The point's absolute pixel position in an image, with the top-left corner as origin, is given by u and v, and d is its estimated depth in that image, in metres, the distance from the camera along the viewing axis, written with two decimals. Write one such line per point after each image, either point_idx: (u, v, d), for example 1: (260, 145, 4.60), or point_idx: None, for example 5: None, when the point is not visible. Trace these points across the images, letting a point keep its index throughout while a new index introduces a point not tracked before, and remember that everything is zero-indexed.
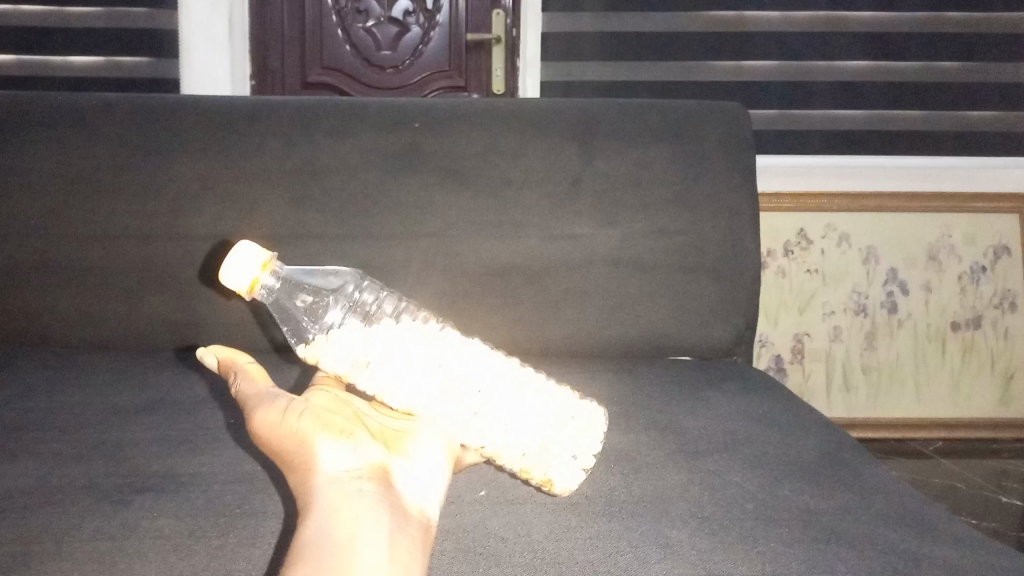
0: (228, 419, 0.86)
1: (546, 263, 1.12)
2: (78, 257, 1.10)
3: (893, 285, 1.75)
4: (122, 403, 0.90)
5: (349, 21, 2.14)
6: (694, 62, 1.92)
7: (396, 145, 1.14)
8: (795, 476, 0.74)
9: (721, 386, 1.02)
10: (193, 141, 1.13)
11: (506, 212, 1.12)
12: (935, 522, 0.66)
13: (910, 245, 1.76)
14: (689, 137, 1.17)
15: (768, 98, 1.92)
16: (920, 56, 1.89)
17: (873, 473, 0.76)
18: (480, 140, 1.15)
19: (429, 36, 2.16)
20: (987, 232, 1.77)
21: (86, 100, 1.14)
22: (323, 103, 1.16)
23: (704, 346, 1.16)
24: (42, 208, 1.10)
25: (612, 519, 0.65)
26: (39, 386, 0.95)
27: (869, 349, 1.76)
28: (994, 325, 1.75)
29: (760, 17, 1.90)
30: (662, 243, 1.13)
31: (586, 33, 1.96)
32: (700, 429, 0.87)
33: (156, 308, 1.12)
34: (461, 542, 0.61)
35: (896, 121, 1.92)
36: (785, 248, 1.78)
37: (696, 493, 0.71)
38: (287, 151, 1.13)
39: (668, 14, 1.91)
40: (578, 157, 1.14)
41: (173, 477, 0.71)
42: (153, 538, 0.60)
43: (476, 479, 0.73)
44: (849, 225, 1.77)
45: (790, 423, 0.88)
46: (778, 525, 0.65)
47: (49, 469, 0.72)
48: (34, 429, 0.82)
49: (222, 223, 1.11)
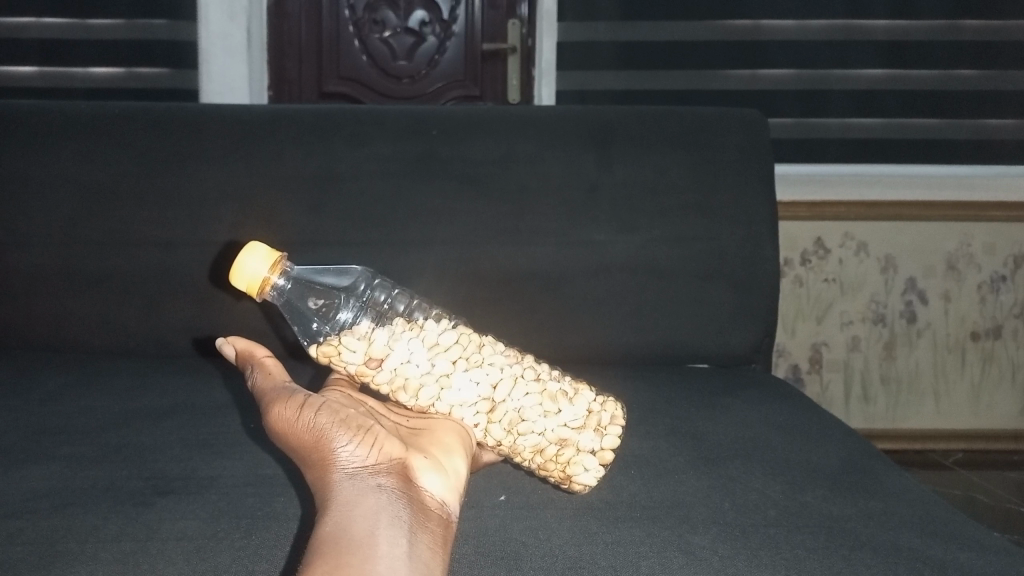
0: (247, 424, 0.85)
1: (564, 269, 1.12)
2: (99, 263, 1.11)
3: (912, 295, 1.74)
4: (142, 406, 0.90)
5: (365, 31, 2.16)
6: (709, 71, 1.92)
7: (412, 151, 1.14)
8: (819, 483, 0.74)
9: (741, 392, 1.02)
10: (213, 146, 1.13)
11: (524, 218, 1.13)
12: (962, 530, 0.65)
13: (930, 255, 1.73)
14: (708, 143, 1.17)
15: (783, 106, 1.92)
16: (937, 65, 1.88)
17: (897, 479, 0.76)
18: (497, 148, 1.15)
19: (444, 46, 2.17)
20: (1007, 240, 1.73)
21: (109, 108, 1.15)
22: (343, 111, 1.17)
23: (722, 352, 1.15)
24: (65, 217, 1.11)
25: (632, 525, 0.65)
26: (59, 390, 0.96)
27: (886, 358, 1.75)
28: (1013, 334, 1.74)
29: (775, 26, 1.90)
30: (681, 249, 1.13)
31: (601, 43, 1.96)
32: (722, 435, 0.86)
33: (174, 312, 1.12)
34: (480, 546, 0.61)
35: (912, 128, 1.92)
36: (802, 257, 1.75)
37: (718, 500, 0.70)
38: (306, 159, 1.13)
39: (684, 23, 1.92)
40: (595, 164, 1.14)
41: (193, 480, 0.70)
42: (175, 539, 0.60)
43: (495, 484, 0.72)
44: (868, 233, 1.73)
45: (814, 430, 0.88)
46: (801, 532, 0.64)
47: (71, 471, 0.72)
48: (56, 432, 0.82)
49: (241, 231, 1.12)
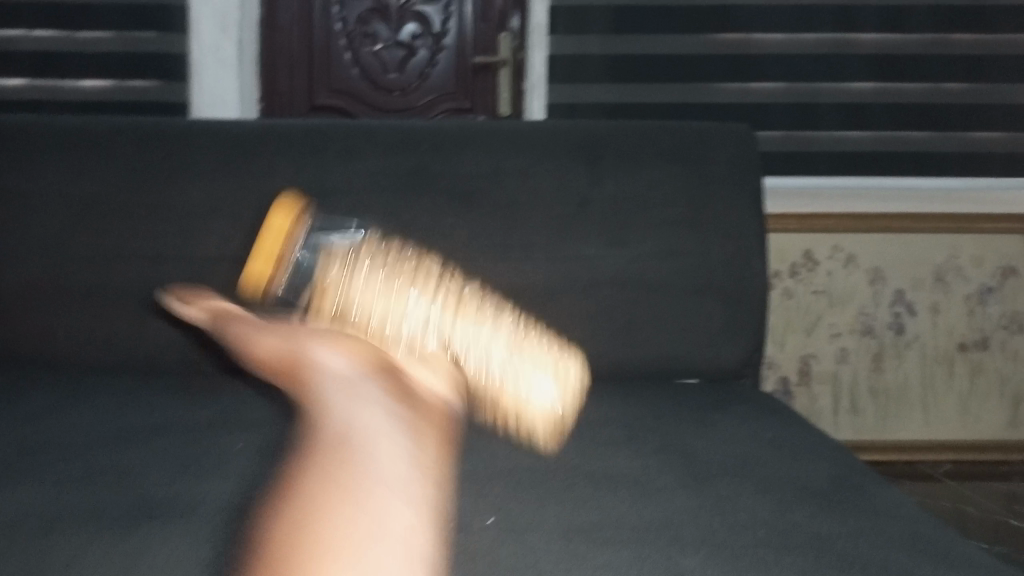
0: (235, 442, 0.85)
1: (555, 285, 1.12)
2: (89, 278, 1.11)
3: (900, 307, 1.75)
4: (130, 424, 0.90)
5: (356, 44, 2.16)
6: (699, 83, 1.93)
7: (403, 167, 1.15)
8: (808, 501, 0.74)
9: (730, 408, 1.02)
10: (202, 161, 1.13)
11: (514, 234, 1.13)
12: (948, 547, 0.66)
13: (918, 267, 1.74)
14: (697, 159, 1.17)
15: (773, 118, 1.93)
16: (925, 78, 1.90)
17: (885, 495, 0.76)
18: (488, 164, 1.16)
19: (435, 59, 2.18)
20: (995, 253, 1.75)
21: (98, 124, 1.15)
22: (333, 126, 1.17)
23: (712, 367, 1.15)
24: (54, 232, 1.11)
25: (621, 546, 0.65)
26: (45, 409, 0.95)
27: (875, 370, 1.76)
28: (1001, 346, 1.75)
29: (764, 40, 1.91)
30: (670, 264, 1.13)
31: (592, 56, 1.96)
32: (712, 452, 0.86)
33: (162, 328, 1.11)
34: (470, 570, 0.61)
35: (900, 141, 1.93)
36: (792, 269, 1.76)
37: (708, 519, 0.70)
38: (296, 174, 1.13)
39: (674, 36, 1.93)
40: (585, 179, 1.15)
41: (181, 502, 0.70)
42: (162, 564, 0.60)
43: (485, 504, 0.72)
44: (855, 245, 1.75)
45: (803, 446, 0.88)
46: (790, 552, 0.64)
47: (58, 493, 0.72)
48: (43, 453, 0.81)
49: (230, 246, 1.11)
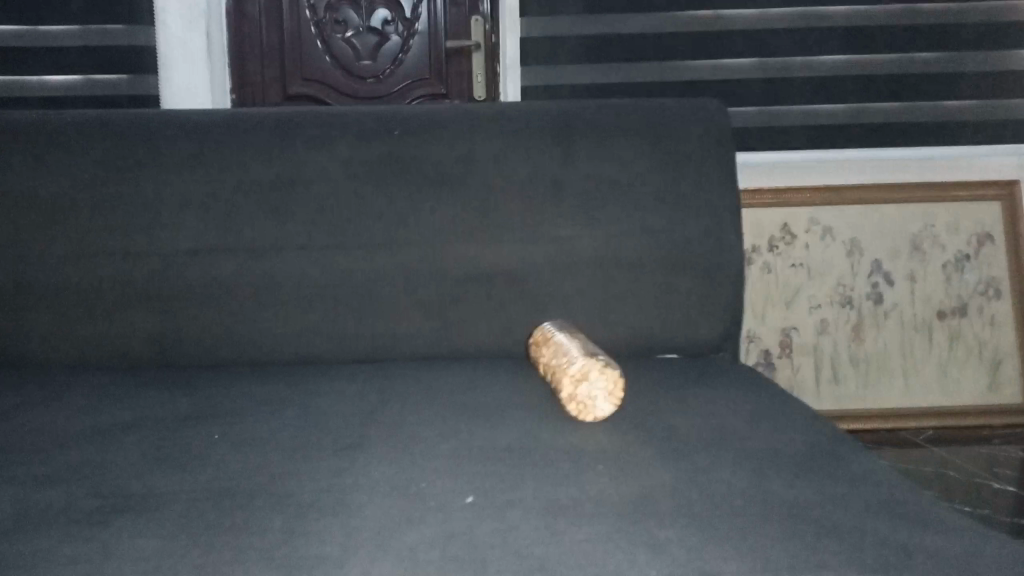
0: (211, 436, 0.85)
1: (530, 267, 1.12)
2: (59, 276, 1.10)
3: (878, 276, 1.78)
4: (106, 421, 0.90)
5: (327, 32, 2.14)
6: (672, 61, 1.93)
7: (375, 154, 1.14)
8: (784, 471, 0.75)
9: (709, 382, 1.03)
10: (170, 154, 1.13)
11: (489, 218, 1.13)
12: (923, 511, 0.67)
13: (894, 236, 1.78)
14: (669, 136, 1.17)
15: (748, 93, 1.93)
16: (896, 49, 1.91)
17: (861, 462, 0.77)
18: (460, 147, 1.15)
19: (408, 44, 2.16)
20: (970, 220, 1.79)
21: (64, 120, 1.14)
22: (303, 115, 1.16)
23: (691, 342, 1.16)
24: (22, 230, 1.10)
25: (598, 521, 0.66)
26: (18, 409, 0.94)
27: (856, 340, 1.77)
28: (979, 312, 1.77)
29: (736, 15, 1.91)
30: (645, 242, 1.13)
31: (564, 36, 1.96)
32: (690, 426, 0.87)
33: (137, 324, 1.11)
34: (448, 550, 0.61)
35: (875, 112, 1.94)
36: (769, 244, 1.80)
37: (686, 492, 0.71)
38: (267, 164, 1.13)
39: (646, 15, 1.93)
40: (557, 160, 1.15)
41: (156, 496, 0.70)
42: (134, 558, 0.60)
43: (464, 485, 0.72)
44: (831, 218, 1.80)
45: (781, 417, 0.89)
46: (765, 521, 0.65)
47: (31, 492, 0.71)
48: (17, 453, 0.81)
49: (202, 238, 1.11)
